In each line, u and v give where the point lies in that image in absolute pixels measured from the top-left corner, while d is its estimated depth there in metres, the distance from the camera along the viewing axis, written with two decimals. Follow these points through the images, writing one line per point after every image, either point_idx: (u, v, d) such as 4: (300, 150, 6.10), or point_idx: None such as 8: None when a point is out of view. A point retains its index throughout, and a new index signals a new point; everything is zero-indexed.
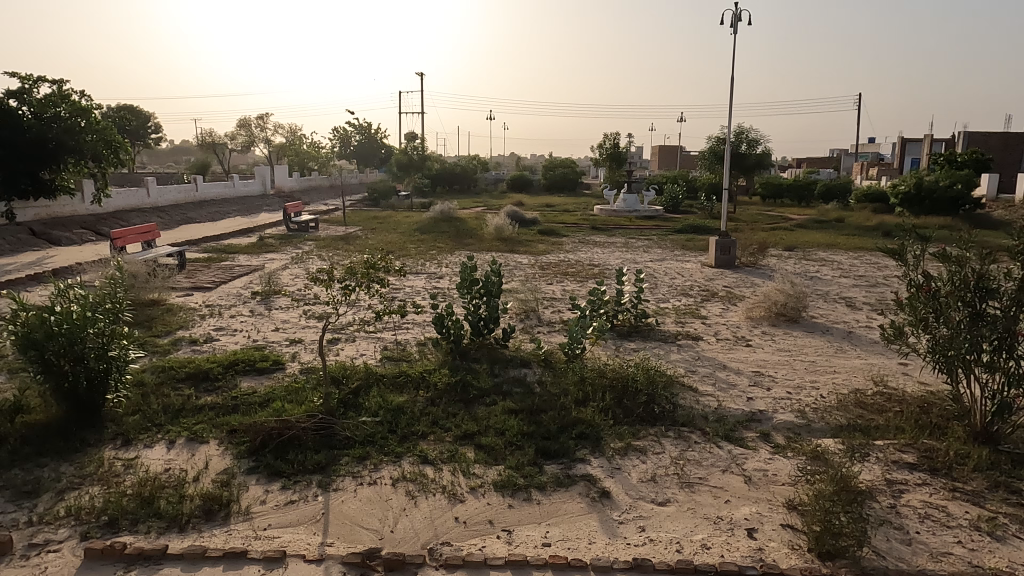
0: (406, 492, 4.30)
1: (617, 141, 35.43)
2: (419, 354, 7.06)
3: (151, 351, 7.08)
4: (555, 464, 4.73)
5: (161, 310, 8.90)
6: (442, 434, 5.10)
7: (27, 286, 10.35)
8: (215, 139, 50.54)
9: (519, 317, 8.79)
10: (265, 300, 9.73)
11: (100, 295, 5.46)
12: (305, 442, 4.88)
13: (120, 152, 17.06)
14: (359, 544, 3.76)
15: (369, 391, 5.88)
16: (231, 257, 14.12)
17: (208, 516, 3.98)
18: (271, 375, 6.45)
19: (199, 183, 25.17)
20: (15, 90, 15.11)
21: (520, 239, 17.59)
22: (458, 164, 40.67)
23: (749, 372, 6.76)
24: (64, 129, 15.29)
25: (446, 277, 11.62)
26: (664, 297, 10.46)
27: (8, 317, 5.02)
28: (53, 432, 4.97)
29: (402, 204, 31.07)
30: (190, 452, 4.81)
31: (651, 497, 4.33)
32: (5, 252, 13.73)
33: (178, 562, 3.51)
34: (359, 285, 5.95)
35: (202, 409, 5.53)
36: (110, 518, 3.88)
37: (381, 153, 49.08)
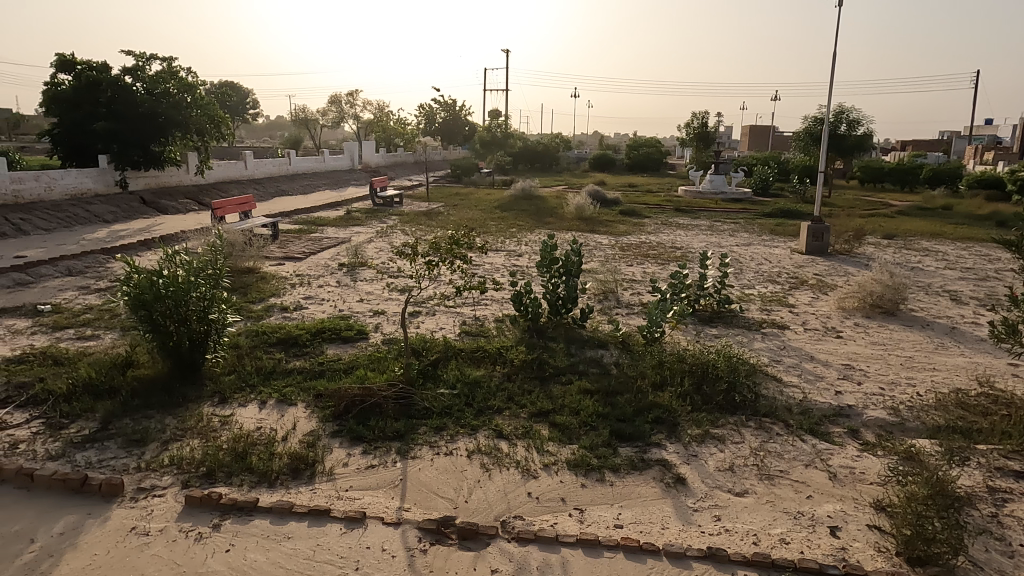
0: (481, 465, 4.38)
1: (705, 120, 34.05)
2: (496, 331, 7.14)
3: (246, 316, 7.50)
4: (630, 447, 4.69)
5: (255, 278, 9.37)
6: (518, 410, 5.15)
7: (138, 251, 11.14)
8: (308, 115, 52.30)
9: (598, 297, 8.73)
10: (351, 272, 10.08)
11: (202, 261, 5.80)
12: (386, 410, 5.07)
13: (222, 127, 18.14)
14: (435, 512, 3.87)
15: (448, 363, 6.02)
16: (320, 229, 14.70)
17: (294, 474, 4.20)
18: (355, 344, 6.69)
19: (292, 158, 26.18)
20: (129, 67, 16.19)
21: (600, 220, 17.34)
22: (540, 142, 40.43)
23: (838, 364, 6.45)
24: (172, 105, 16.42)
25: (525, 255, 11.66)
26: (749, 283, 10.10)
27: (121, 278, 5.40)
28: (158, 387, 5.37)
29: (484, 180, 31.22)
30: (280, 413, 5.07)
31: (728, 487, 4.23)
32: (120, 220, 14.81)
33: (267, 515, 3.73)
34: (442, 260, 6.03)
35: (292, 372, 5.83)
36: (208, 470, 4.16)
37: (465, 130, 49.59)
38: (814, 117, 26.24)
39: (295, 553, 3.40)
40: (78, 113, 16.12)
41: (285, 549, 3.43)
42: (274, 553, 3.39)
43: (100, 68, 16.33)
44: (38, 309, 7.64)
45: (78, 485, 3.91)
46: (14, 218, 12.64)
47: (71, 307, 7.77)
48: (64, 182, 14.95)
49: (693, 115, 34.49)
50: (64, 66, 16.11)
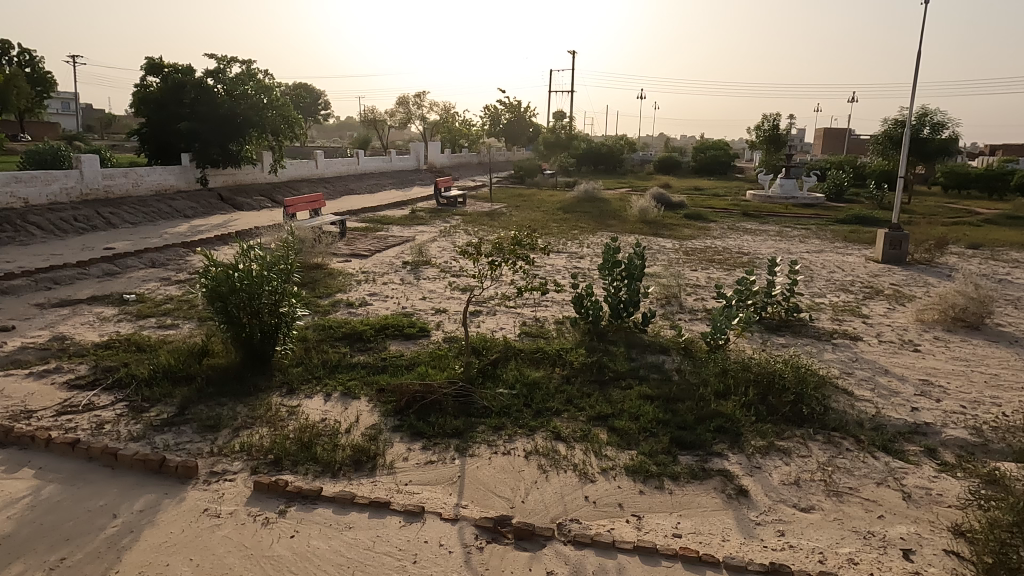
0: (538, 466, 4.39)
1: (777, 123, 32.75)
2: (556, 332, 7.13)
3: (314, 310, 7.76)
4: (690, 455, 4.60)
5: (323, 274, 9.67)
6: (576, 413, 5.13)
7: (216, 245, 11.67)
8: (377, 116, 53.52)
9: (660, 302, 8.60)
10: (415, 270, 10.27)
11: (275, 256, 6.02)
12: (446, 407, 5.14)
13: (296, 128, 18.77)
14: (491, 510, 3.90)
15: (507, 363, 6.05)
16: (386, 227, 15.04)
17: (357, 466, 4.31)
18: (417, 341, 6.81)
19: (361, 158, 26.86)
20: (212, 70, 16.98)
21: (665, 223, 17.06)
22: (605, 144, 40.11)
23: (915, 379, 6.14)
24: (250, 106, 17.11)
25: (587, 257, 11.60)
26: (820, 291, 9.74)
27: (200, 271, 5.66)
28: (231, 376, 5.61)
29: (547, 182, 31.20)
30: (344, 406, 5.22)
31: (793, 501, 4.09)
32: (200, 215, 15.55)
33: (330, 505, 3.84)
34: (505, 261, 6.06)
35: (356, 367, 5.98)
36: (276, 457, 4.31)
37: (529, 132, 49.70)
38: (894, 119, 25.03)
39: (355, 543, 3.48)
40: (164, 113, 17.03)
41: (346, 538, 3.52)
42: (336, 541, 3.49)
43: (185, 70, 17.19)
44: (125, 298, 8.10)
45: (156, 466, 4.12)
46: (104, 212, 13.44)
47: (154, 297, 8.21)
48: (150, 179, 15.80)
49: (764, 117, 33.01)
50: (153, 69, 17.05)
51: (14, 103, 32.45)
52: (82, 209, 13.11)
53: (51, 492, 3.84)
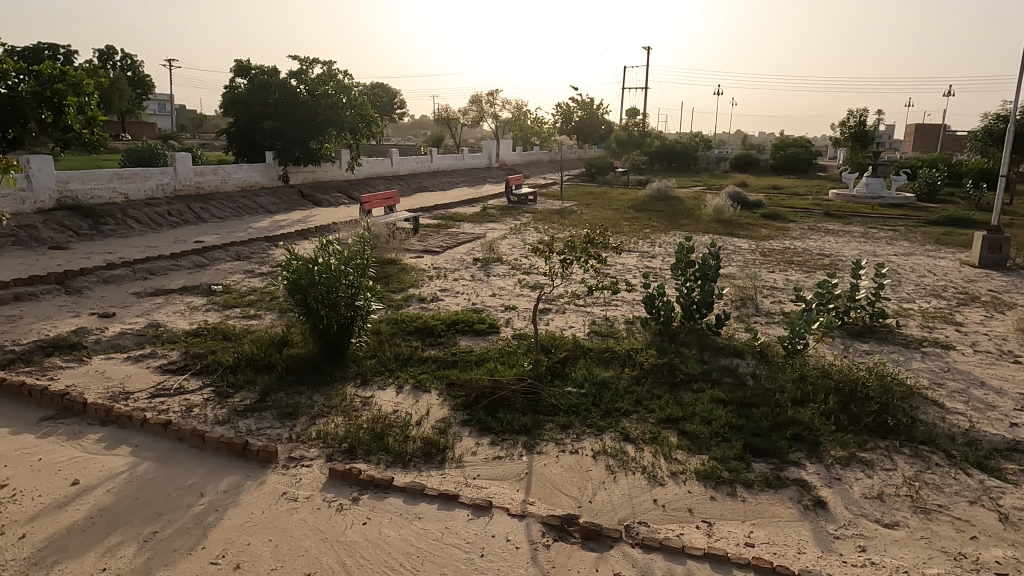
0: (606, 466, 4.35)
1: (864, 118, 31.21)
2: (626, 332, 7.04)
3: (388, 305, 7.96)
4: (765, 463, 4.46)
5: (397, 269, 9.91)
6: (645, 414, 5.06)
7: (296, 240, 12.15)
8: (450, 115, 54.21)
9: (734, 304, 8.36)
10: (485, 267, 10.36)
11: (352, 251, 6.21)
12: (514, 404, 5.17)
13: (372, 126, 19.28)
14: (558, 508, 3.90)
15: (576, 362, 6.03)
16: (457, 224, 15.24)
17: (427, 458, 4.40)
18: (487, 337, 6.88)
19: (434, 155, 27.29)
20: (295, 71, 17.67)
21: (741, 223, 16.54)
22: (679, 142, 39.26)
23: (1015, 393, 5.73)
24: (330, 106, 17.71)
25: (659, 257, 11.39)
26: (908, 297, 9.22)
27: (282, 264, 5.90)
28: (309, 366, 5.84)
29: (618, 180, 30.81)
30: (415, 398, 5.33)
31: (875, 516, 3.90)
32: (281, 211, 16.22)
33: (401, 495, 3.93)
34: (577, 259, 6.02)
35: (427, 361, 6.10)
36: (350, 446, 4.46)
37: (601, 130, 49.19)
38: (995, 114, 23.40)
39: (425, 533, 3.55)
40: (250, 114, 17.83)
41: (416, 528, 3.59)
42: (406, 531, 3.57)
43: (270, 72, 17.92)
44: (212, 288, 8.55)
45: (240, 449, 4.33)
46: (195, 207, 14.20)
47: (239, 289, 8.62)
48: (237, 176, 16.59)
49: (850, 113, 31.48)
50: (241, 71, 17.89)
51: (116, 105, 34.79)
52: (175, 204, 13.90)
53: (145, 469, 4.10)
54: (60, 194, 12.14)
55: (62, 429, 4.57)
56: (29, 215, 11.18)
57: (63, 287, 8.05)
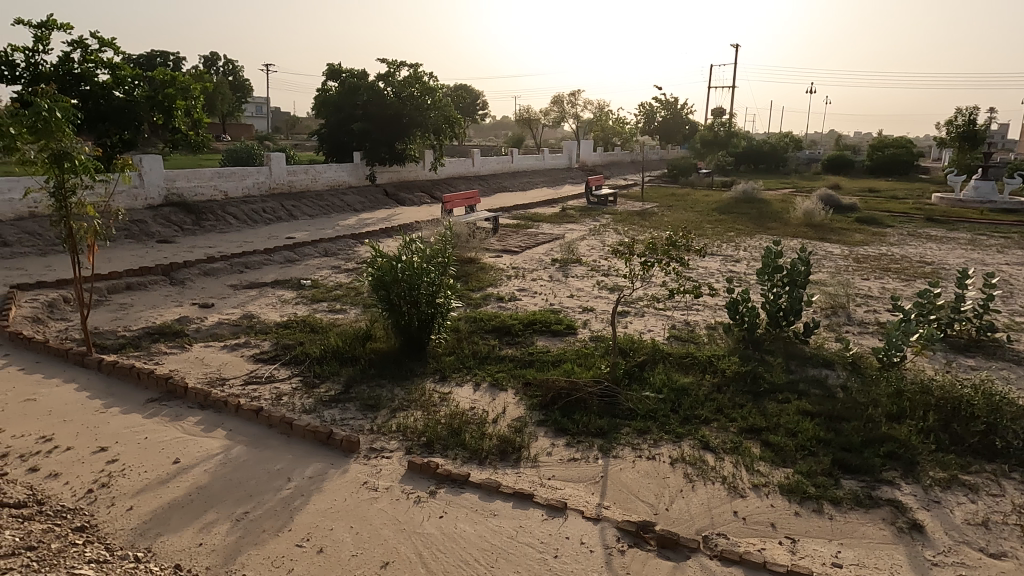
0: (684, 475, 4.25)
1: (973, 116, 29.14)
2: (708, 338, 6.85)
3: (467, 303, 8.09)
4: (855, 480, 4.23)
5: (476, 268, 10.04)
6: (727, 423, 4.91)
7: (381, 237, 12.52)
8: (531, 115, 54.42)
9: (824, 312, 7.98)
10: (564, 268, 10.34)
11: (434, 249, 6.35)
12: (591, 406, 5.14)
13: (456, 127, 19.60)
14: (634, 514, 3.84)
15: (655, 366, 5.92)
16: (536, 224, 15.29)
17: (503, 456, 4.43)
18: (564, 338, 6.86)
19: (515, 156, 27.48)
20: (383, 74, 18.21)
21: (833, 227, 15.79)
22: (767, 142, 37.87)
23: None
24: (416, 107, 18.15)
25: (744, 261, 11.03)
26: (1021, 309, 8.53)
27: (368, 260, 6.11)
28: (391, 360, 6.00)
29: (702, 181, 30.07)
30: (491, 396, 5.38)
31: (979, 545, 3.62)
32: (367, 209, 16.76)
33: (476, 491, 3.98)
34: (658, 262, 5.90)
35: (504, 359, 6.15)
36: (428, 440, 4.55)
37: (685, 130, 48.08)
38: None
39: (499, 531, 3.58)
40: (341, 116, 18.53)
41: (491, 525, 3.63)
42: (481, 527, 3.61)
43: (360, 75, 18.50)
44: (302, 283, 8.93)
45: (325, 438, 4.50)
46: (288, 205, 14.88)
47: (326, 284, 8.97)
48: (327, 175, 17.28)
49: (958, 111, 29.49)
50: (333, 74, 18.60)
51: (218, 108, 36.99)
52: (269, 202, 14.62)
53: (238, 452, 4.34)
54: (168, 192, 13.00)
55: (165, 411, 4.90)
56: (141, 211, 12.04)
57: (169, 278, 8.62)
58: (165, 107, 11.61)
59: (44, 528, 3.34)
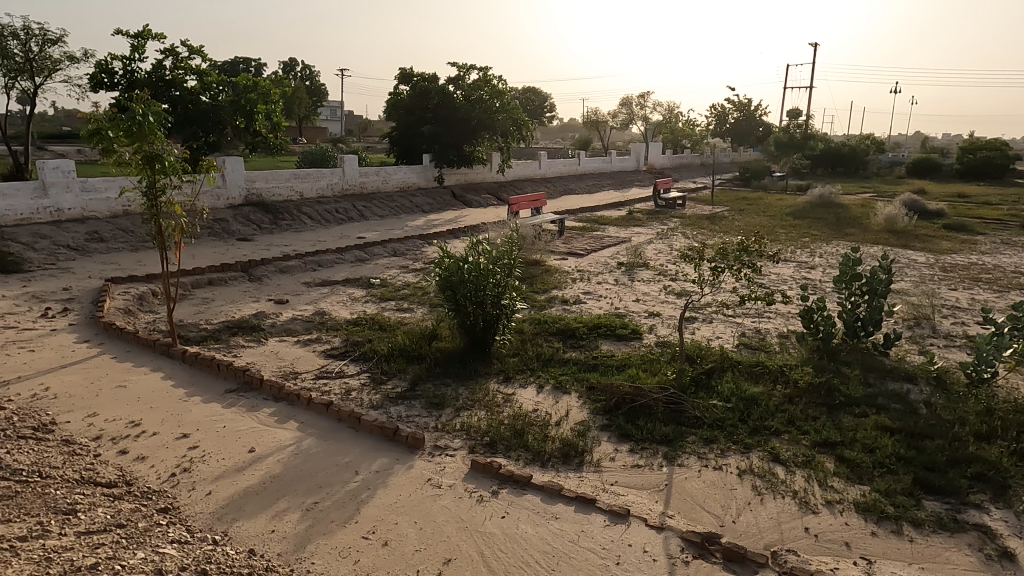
0: (752, 487, 4.13)
1: None
2: (780, 347, 6.63)
3: (531, 305, 8.11)
4: (939, 502, 4.00)
5: (541, 270, 10.05)
6: (799, 436, 4.73)
7: (448, 238, 12.70)
8: (599, 117, 53.92)
9: (906, 323, 7.59)
10: (630, 272, 10.22)
11: (500, 251, 6.41)
12: (656, 413, 5.06)
13: (523, 129, 19.69)
14: (699, 525, 3.76)
15: (723, 374, 5.77)
16: (602, 227, 15.17)
17: (565, 459, 4.42)
18: (629, 342, 6.78)
19: (582, 158, 27.34)
20: (453, 77, 18.47)
21: (917, 233, 14.98)
22: (847, 144, 36.27)
23: None
24: (484, 110, 18.33)
25: (819, 268, 10.61)
26: None
27: (435, 261, 6.22)
28: (456, 360, 6.08)
29: (775, 185, 29.13)
30: (555, 399, 5.37)
31: None
32: (435, 211, 17.05)
33: (539, 493, 3.99)
34: (729, 268, 5.74)
35: (568, 362, 6.12)
36: (491, 440, 4.59)
37: (758, 131, 46.63)
38: None
39: (561, 534, 3.57)
40: (411, 118, 18.87)
41: (552, 528, 3.62)
42: (543, 529, 3.61)
43: (430, 78, 18.75)
44: (371, 282, 9.15)
45: (391, 434, 4.60)
46: (359, 206, 15.31)
47: (394, 283, 9.17)
48: (397, 177, 17.67)
49: None
50: (405, 78, 19.00)
51: (295, 112, 38.44)
52: (342, 203, 15.07)
53: (309, 444, 4.49)
54: (248, 192, 13.59)
55: (242, 401, 5.13)
56: (223, 210, 12.65)
57: (247, 274, 9.01)
58: (247, 112, 12.16)
59: (132, 508, 3.55)
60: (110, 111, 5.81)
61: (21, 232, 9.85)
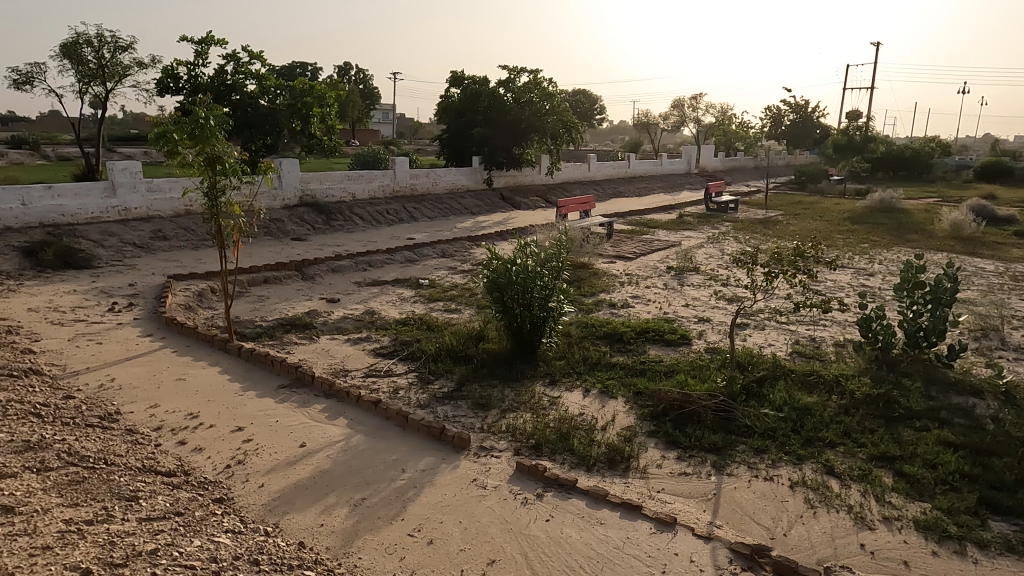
0: (805, 499, 4.01)
1: None
2: (835, 356, 6.42)
3: (579, 308, 8.08)
4: (1006, 523, 3.81)
5: (589, 273, 10.00)
6: (854, 448, 4.57)
7: (496, 241, 12.75)
8: (650, 119, 53.25)
9: (972, 334, 7.26)
10: (680, 276, 10.07)
11: (548, 253, 6.41)
12: (705, 420, 4.96)
13: (573, 131, 19.61)
14: (749, 536, 3.67)
15: (775, 383, 5.63)
16: (652, 231, 15.00)
17: (611, 465, 4.38)
18: (677, 348, 6.67)
19: (632, 160, 27.07)
20: (503, 80, 18.56)
21: (986, 240, 14.30)
22: (910, 146, 34.89)
23: None
24: (534, 112, 18.36)
25: (878, 275, 10.24)
26: None
27: (483, 262, 6.26)
28: (502, 361, 6.09)
29: (832, 189, 28.25)
30: (601, 403, 5.34)
31: None
32: (484, 213, 17.15)
33: (583, 497, 3.96)
34: (784, 273, 5.58)
35: (615, 367, 6.07)
36: (537, 443, 4.58)
37: (815, 134, 45.28)
38: None
39: (606, 540, 3.54)
40: (461, 121, 19.04)
41: (597, 534, 3.59)
42: (587, 534, 3.59)
43: (481, 80, 18.88)
44: (420, 283, 9.27)
45: (437, 433, 4.65)
46: (409, 207, 15.53)
47: (442, 284, 9.26)
48: (446, 179, 17.86)
49: None
50: (456, 81, 19.19)
51: (349, 115, 39.29)
52: (393, 204, 15.32)
53: (358, 441, 4.57)
54: (303, 193, 13.94)
55: (295, 397, 5.26)
56: (279, 211, 13.01)
57: (301, 273, 9.25)
58: (303, 115, 12.41)
59: (189, 497, 3.68)
60: (174, 114, 6.06)
61: (91, 231, 10.34)
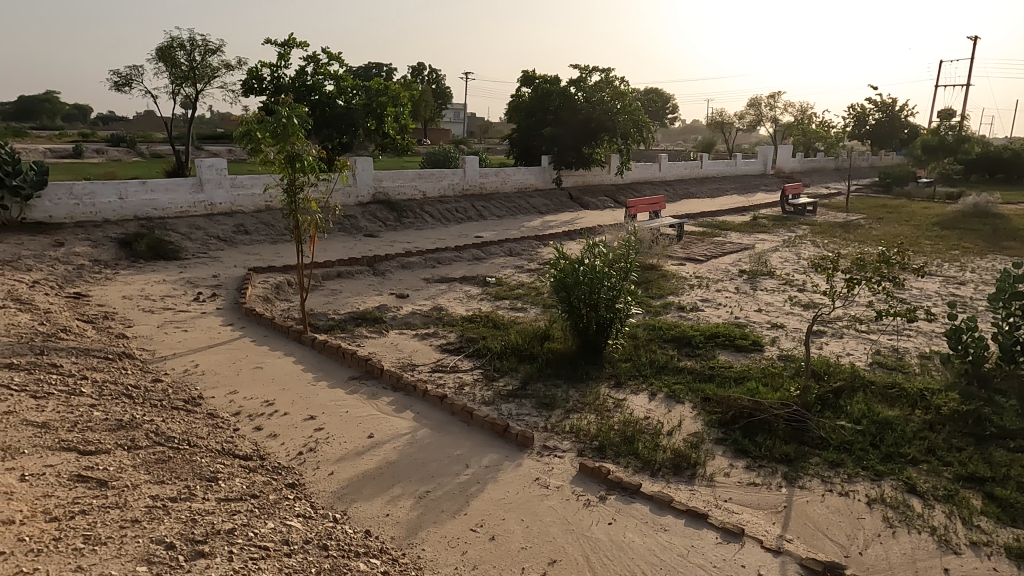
0: (883, 518, 3.81)
1: None
2: (920, 368, 6.08)
3: (646, 310, 7.96)
4: None
5: (657, 275, 9.84)
6: (939, 467, 4.32)
7: (564, 240, 12.71)
8: (724, 118, 51.82)
9: None
10: (752, 280, 9.77)
11: (616, 254, 6.35)
12: (776, 429, 4.79)
13: (645, 131, 19.20)
14: (821, 553, 3.52)
15: (853, 394, 5.37)
16: (724, 233, 14.61)
17: (676, 471, 4.29)
18: (748, 354, 6.48)
19: (704, 160, 26.45)
20: (574, 79, 18.47)
21: None
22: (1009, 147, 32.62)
23: None
24: (604, 111, 18.14)
25: (970, 284, 9.63)
26: None
27: (550, 262, 6.25)
28: (567, 362, 6.07)
29: (921, 191, 26.73)
30: (667, 408, 5.24)
31: None
32: (552, 212, 17.14)
33: (648, 502, 3.90)
34: (865, 280, 5.32)
35: (682, 371, 5.95)
36: (600, 445, 4.54)
37: (903, 134, 42.95)
38: None
39: (670, 547, 3.47)
40: (531, 120, 19.09)
41: (661, 540, 3.53)
42: (650, 540, 3.53)
43: (552, 80, 18.85)
44: (487, 280, 9.35)
45: (501, 431, 4.68)
46: (478, 206, 15.68)
47: (509, 282, 9.31)
48: (515, 178, 17.95)
49: None
50: (527, 81, 19.26)
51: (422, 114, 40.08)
52: (462, 203, 15.52)
53: (423, 434, 4.66)
54: (376, 191, 14.30)
55: (363, 389, 5.40)
56: (353, 207, 13.40)
57: (372, 269, 9.49)
58: (377, 115, 12.79)
59: (264, 481, 3.85)
60: (258, 114, 6.30)
61: (180, 224, 10.93)
